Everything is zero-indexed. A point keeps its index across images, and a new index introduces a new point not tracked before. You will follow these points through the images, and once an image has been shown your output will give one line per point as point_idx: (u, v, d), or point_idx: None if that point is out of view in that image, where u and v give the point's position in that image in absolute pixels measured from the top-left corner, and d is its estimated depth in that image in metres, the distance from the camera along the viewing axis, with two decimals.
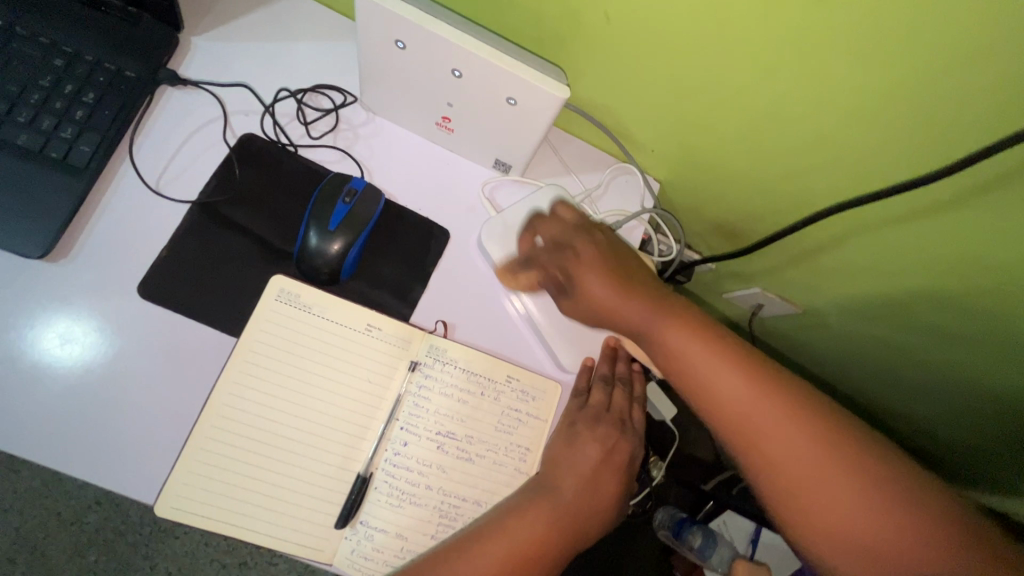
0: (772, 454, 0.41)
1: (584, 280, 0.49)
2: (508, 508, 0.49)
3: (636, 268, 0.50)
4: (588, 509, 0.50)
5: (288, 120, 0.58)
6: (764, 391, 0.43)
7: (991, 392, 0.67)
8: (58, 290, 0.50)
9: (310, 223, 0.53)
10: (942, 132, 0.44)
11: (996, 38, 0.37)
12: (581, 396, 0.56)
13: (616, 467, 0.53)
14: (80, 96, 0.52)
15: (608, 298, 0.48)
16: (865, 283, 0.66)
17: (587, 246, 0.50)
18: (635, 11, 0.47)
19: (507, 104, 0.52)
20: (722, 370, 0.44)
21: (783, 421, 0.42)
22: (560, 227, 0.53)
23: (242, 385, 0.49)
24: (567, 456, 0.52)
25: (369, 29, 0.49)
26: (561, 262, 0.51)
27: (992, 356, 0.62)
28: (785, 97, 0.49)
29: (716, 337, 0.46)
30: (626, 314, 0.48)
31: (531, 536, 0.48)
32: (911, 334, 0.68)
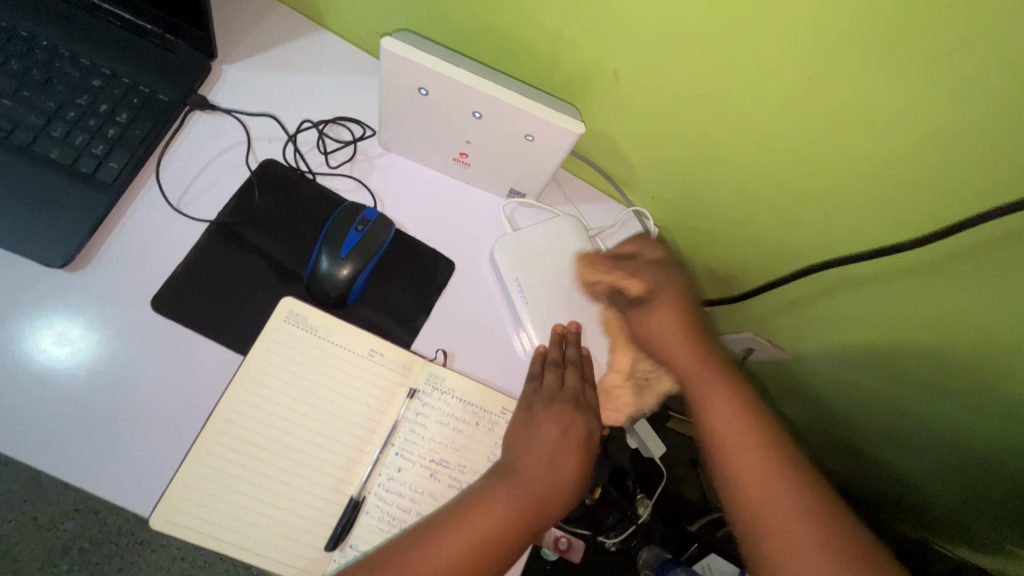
0: (774, 527, 0.43)
1: (663, 308, 0.54)
2: (466, 495, 0.48)
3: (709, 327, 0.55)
4: (549, 491, 0.49)
5: (309, 148, 0.61)
6: (782, 468, 0.46)
7: (974, 437, 0.70)
8: (74, 299, 0.52)
9: (323, 247, 0.55)
10: (926, 199, 0.48)
11: (973, 119, 0.41)
12: (535, 379, 0.56)
13: (574, 446, 0.52)
14: (113, 115, 0.55)
15: (671, 335, 0.53)
16: (852, 333, 0.69)
17: (674, 286, 0.55)
18: (648, 73, 0.51)
19: (525, 140, 0.55)
20: (747, 437, 0.48)
21: (783, 495, 0.44)
22: (663, 255, 0.58)
23: (244, 401, 0.51)
24: (528, 437, 0.52)
25: (394, 77, 0.52)
26: (646, 282, 0.55)
27: (977, 403, 0.64)
28: (780, 159, 0.53)
29: (751, 407, 0.50)
30: (684, 360, 0.52)
31: (489, 524, 0.47)
32: (898, 381, 0.71)
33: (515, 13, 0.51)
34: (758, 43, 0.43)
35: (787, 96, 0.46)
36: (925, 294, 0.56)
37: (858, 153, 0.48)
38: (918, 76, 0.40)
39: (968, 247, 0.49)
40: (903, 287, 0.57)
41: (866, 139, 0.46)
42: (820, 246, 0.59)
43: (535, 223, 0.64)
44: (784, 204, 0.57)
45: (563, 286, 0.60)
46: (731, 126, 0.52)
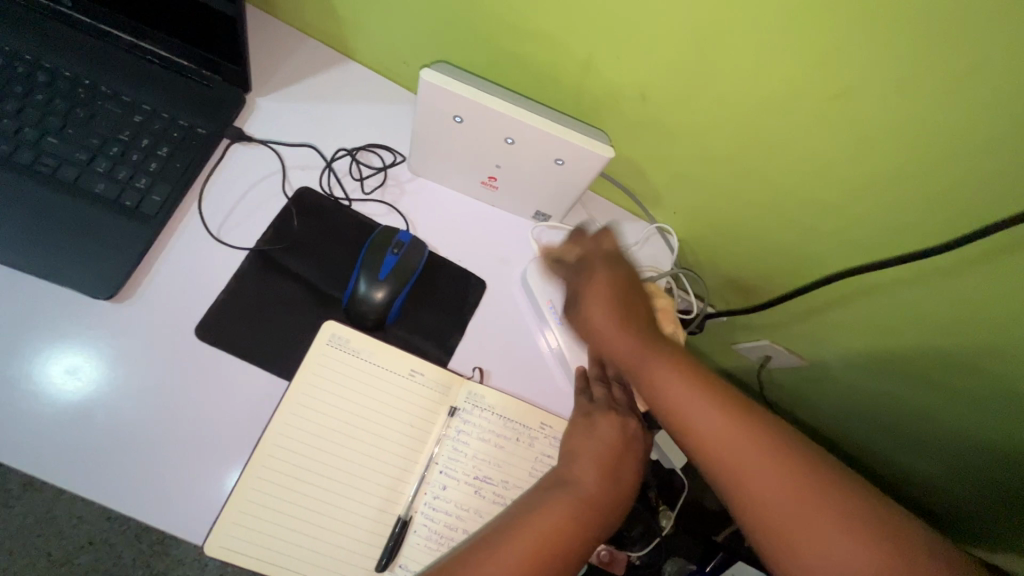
0: (745, 477, 0.44)
1: (590, 305, 0.54)
2: (530, 506, 0.49)
3: (643, 311, 0.54)
4: (612, 498, 0.51)
5: (343, 175, 0.63)
6: (740, 421, 0.46)
7: (990, 436, 0.71)
8: (118, 330, 0.53)
9: (360, 272, 0.57)
10: (951, 210, 0.50)
11: (988, 136, 0.43)
12: (584, 393, 0.58)
13: (634, 457, 0.54)
14: (155, 149, 0.56)
15: (606, 327, 0.53)
16: (871, 338, 0.71)
17: (601, 274, 0.55)
18: (675, 96, 0.53)
19: (555, 163, 0.57)
20: (705, 402, 0.47)
21: (751, 445, 0.45)
22: (589, 245, 0.58)
23: (295, 423, 0.52)
24: (589, 444, 0.54)
25: (430, 107, 0.54)
26: (579, 279, 0.57)
27: (989, 403, 0.66)
28: (801, 173, 0.55)
29: (698, 374, 0.49)
30: (620, 347, 0.52)
31: (556, 533, 0.48)
32: (915, 383, 0.73)
33: (544, 43, 0.53)
34: (785, 66, 0.46)
35: (810, 113, 0.48)
36: (944, 299, 0.58)
37: (878, 167, 0.50)
38: (944, 94, 0.42)
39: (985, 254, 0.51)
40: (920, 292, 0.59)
41: (887, 154, 0.48)
42: (841, 255, 0.61)
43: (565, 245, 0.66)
44: (803, 215, 0.59)
45: None
46: (754, 142, 0.54)
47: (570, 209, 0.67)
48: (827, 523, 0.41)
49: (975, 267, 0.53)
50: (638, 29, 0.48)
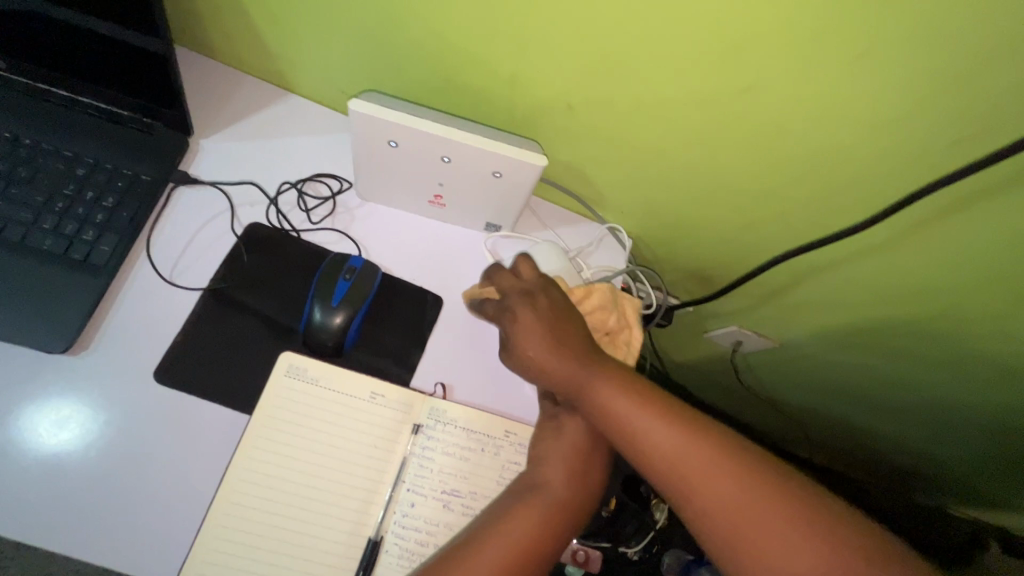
0: (692, 478, 0.45)
1: (521, 337, 0.52)
2: (498, 510, 0.50)
3: (579, 329, 0.54)
4: (580, 495, 0.52)
5: (290, 208, 0.64)
6: (679, 422, 0.47)
7: (976, 367, 0.73)
8: (77, 385, 0.53)
9: (314, 301, 0.58)
10: (878, 181, 0.52)
11: (891, 109, 0.45)
12: (548, 396, 0.59)
13: (601, 453, 0.55)
14: (100, 201, 0.57)
15: (544, 356, 0.51)
16: (833, 300, 0.74)
17: (524, 311, 0.53)
18: (603, 102, 0.54)
19: (493, 177, 0.58)
20: (648, 411, 0.48)
21: (690, 446, 0.45)
22: (530, 270, 0.57)
23: (261, 454, 0.52)
24: (557, 445, 0.54)
25: (365, 135, 0.56)
26: (515, 306, 0.54)
27: (962, 333, 0.69)
28: (730, 162, 0.56)
29: (637, 385, 0.50)
30: (561, 372, 0.51)
31: (527, 535, 0.48)
32: (886, 335, 0.76)
33: (468, 62, 0.55)
34: (695, 62, 0.47)
35: (727, 105, 0.50)
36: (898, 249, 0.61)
37: (800, 148, 0.52)
38: (844, 77, 0.44)
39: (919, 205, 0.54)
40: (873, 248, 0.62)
41: (805, 135, 0.50)
42: (785, 234, 0.63)
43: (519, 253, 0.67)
44: (743, 200, 0.61)
45: None
46: (682, 138, 0.56)
47: (520, 217, 0.68)
48: (768, 511, 0.42)
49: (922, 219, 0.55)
50: (553, 41, 0.50)
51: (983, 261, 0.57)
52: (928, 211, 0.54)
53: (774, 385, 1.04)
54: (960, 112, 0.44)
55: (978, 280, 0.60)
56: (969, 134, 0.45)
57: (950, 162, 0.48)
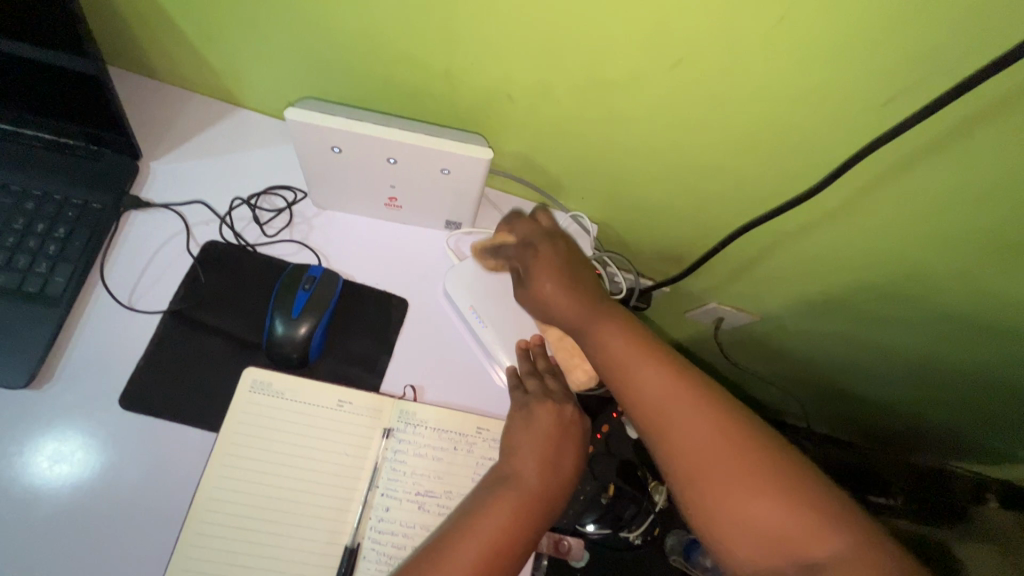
0: (670, 427, 0.45)
1: (538, 276, 0.52)
2: (470, 506, 0.50)
3: (587, 273, 0.53)
4: (554, 487, 0.52)
5: (245, 224, 0.63)
6: (675, 376, 0.47)
7: (955, 322, 0.73)
8: (42, 418, 0.53)
9: (275, 313, 0.57)
10: (825, 144, 0.51)
11: (822, 73, 0.45)
12: (518, 388, 0.59)
13: (572, 443, 0.55)
14: (52, 232, 0.57)
15: (558, 294, 0.51)
16: (803, 269, 0.73)
17: (548, 248, 0.53)
18: (542, 89, 0.54)
19: (443, 175, 0.58)
20: (649, 360, 0.48)
21: (681, 397, 0.46)
22: (533, 229, 0.56)
23: (231, 473, 0.52)
24: (528, 437, 0.54)
25: (308, 143, 0.55)
26: (523, 259, 0.55)
27: (934, 291, 0.68)
28: (678, 139, 0.56)
29: (642, 336, 0.50)
30: (570, 311, 0.51)
31: (499, 530, 0.48)
32: (860, 300, 0.76)
33: (403, 62, 0.54)
34: (624, 42, 0.47)
35: (664, 83, 0.50)
36: (858, 214, 0.60)
37: (743, 119, 0.51)
38: (772, 45, 0.44)
39: (868, 168, 0.53)
40: (832, 216, 0.61)
41: (745, 105, 0.50)
42: (744, 206, 0.63)
43: None
44: (697, 176, 0.60)
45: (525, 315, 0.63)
46: (626, 119, 0.55)
47: (478, 211, 0.68)
48: (741, 470, 0.42)
49: (876, 182, 0.55)
50: (481, 34, 0.49)
51: (942, 216, 0.57)
52: (881, 170, 0.53)
53: (761, 359, 1.04)
54: (892, 68, 0.43)
55: (941, 235, 0.59)
56: (904, 90, 0.44)
57: (893, 117, 0.47)
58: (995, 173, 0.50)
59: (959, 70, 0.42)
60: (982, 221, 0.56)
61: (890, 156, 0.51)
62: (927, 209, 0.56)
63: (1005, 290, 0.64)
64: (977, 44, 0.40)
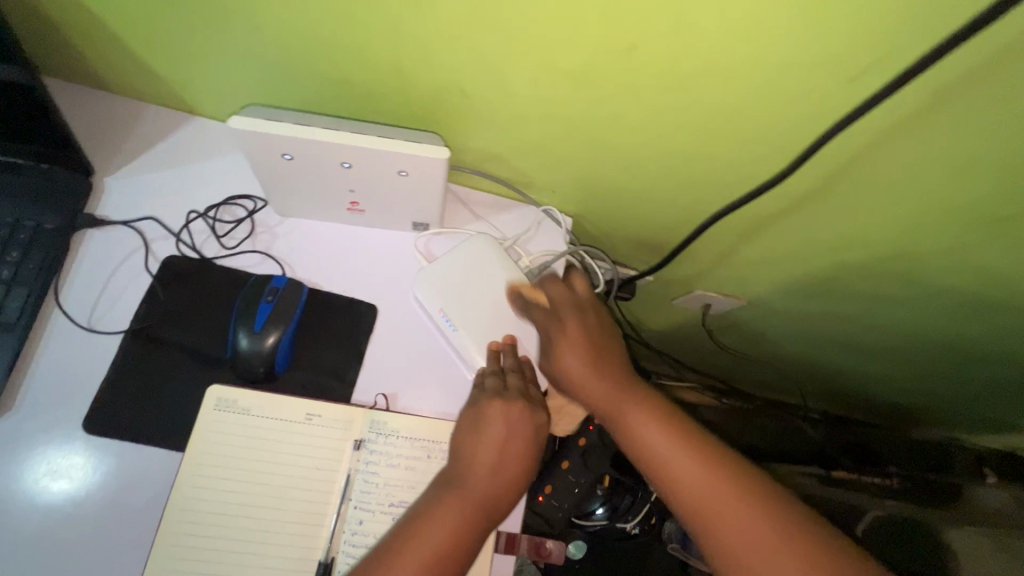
0: (731, 536, 0.46)
1: (564, 352, 0.58)
2: (418, 512, 0.49)
3: (613, 353, 0.59)
4: (498, 492, 0.50)
5: (204, 236, 0.62)
6: (721, 473, 0.49)
7: (945, 298, 0.71)
8: (7, 448, 0.52)
9: (238, 326, 0.56)
10: (793, 125, 0.49)
11: (782, 52, 0.42)
12: (477, 385, 0.57)
13: (523, 444, 0.53)
14: (4, 256, 0.56)
15: (579, 369, 0.57)
16: (785, 253, 0.71)
17: (574, 321, 0.59)
18: (496, 82, 0.51)
19: (401, 176, 0.56)
20: (692, 458, 0.50)
21: (735, 500, 0.47)
22: (563, 292, 0.61)
23: (194, 493, 0.51)
24: (476, 440, 0.52)
25: (258, 150, 0.53)
26: (550, 326, 0.60)
27: (920, 268, 0.66)
28: (642, 126, 0.54)
29: (682, 428, 0.53)
30: (593, 389, 0.56)
31: (442, 540, 0.47)
32: (847, 280, 0.74)
33: (350, 61, 0.52)
34: (574, 29, 0.44)
35: (620, 69, 0.47)
36: (836, 195, 0.58)
37: (706, 103, 0.49)
38: (727, 23, 0.41)
39: (838, 149, 0.51)
40: (812, 198, 0.59)
41: (706, 89, 0.47)
42: (717, 191, 0.61)
43: (450, 249, 0.65)
44: (666, 163, 0.58)
45: (500, 317, 0.61)
46: (586, 108, 0.53)
47: (446, 210, 0.66)
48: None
49: (848, 162, 0.53)
50: (426, 28, 0.47)
51: (921, 192, 0.55)
52: (854, 147, 0.51)
53: (752, 343, 1.03)
54: (855, 43, 0.41)
55: (922, 211, 0.57)
56: (868, 64, 0.42)
57: (859, 93, 0.45)
58: (971, 145, 0.48)
59: (923, 40, 0.40)
60: (964, 194, 0.54)
61: (862, 134, 0.49)
62: (904, 186, 0.54)
63: (992, 263, 0.62)
64: (941, 12, 0.38)
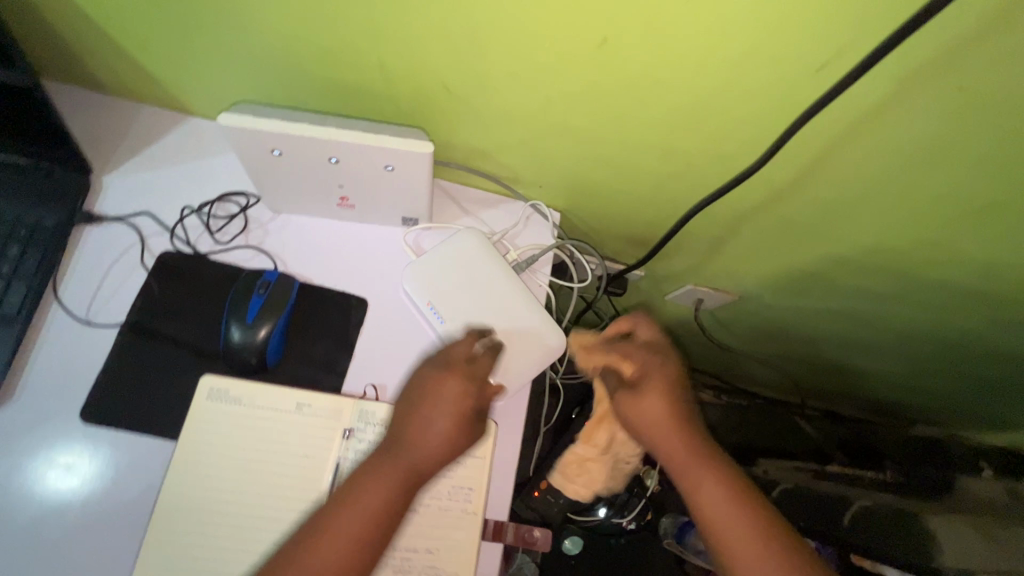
0: None
1: (647, 393, 0.56)
2: (349, 481, 0.48)
3: (695, 410, 0.57)
4: (423, 460, 0.49)
5: (198, 233, 0.64)
6: (779, 552, 0.46)
7: (932, 290, 0.71)
8: (6, 437, 0.54)
9: (230, 319, 0.57)
10: (766, 116, 0.50)
11: (749, 44, 0.43)
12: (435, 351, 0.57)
13: (456, 411, 0.51)
14: (5, 251, 0.57)
15: (658, 416, 0.54)
16: (771, 246, 0.72)
17: (665, 370, 0.57)
18: (476, 79, 0.53)
19: (387, 171, 0.57)
20: (750, 528, 0.48)
21: None
22: (652, 340, 0.60)
23: (186, 480, 0.53)
24: (412, 406, 0.52)
25: (248, 147, 0.55)
26: (637, 368, 0.58)
27: (905, 259, 0.67)
28: (621, 120, 0.55)
29: (748, 495, 0.50)
30: (666, 436, 0.54)
31: (362, 510, 0.46)
32: (834, 273, 0.74)
33: (335, 59, 0.54)
34: (547, 25, 0.46)
35: (595, 63, 0.49)
36: (816, 186, 0.59)
37: (680, 95, 0.50)
38: (694, 16, 0.42)
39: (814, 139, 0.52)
40: (793, 189, 0.60)
41: (679, 81, 0.48)
42: (699, 183, 0.61)
43: (439, 243, 0.66)
44: (647, 156, 0.59)
45: (487, 308, 0.62)
46: (565, 103, 0.54)
47: (435, 205, 0.67)
48: None
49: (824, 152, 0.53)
50: (406, 26, 0.49)
51: (900, 182, 0.55)
52: (830, 138, 0.52)
53: (745, 338, 1.03)
54: (818, 34, 0.42)
55: (902, 201, 0.58)
56: (835, 55, 0.43)
57: (829, 84, 0.45)
58: (944, 134, 0.49)
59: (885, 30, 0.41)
60: (942, 184, 0.54)
61: (836, 125, 0.50)
62: (882, 176, 0.55)
63: (975, 252, 0.62)
64: (904, 4, 0.38)
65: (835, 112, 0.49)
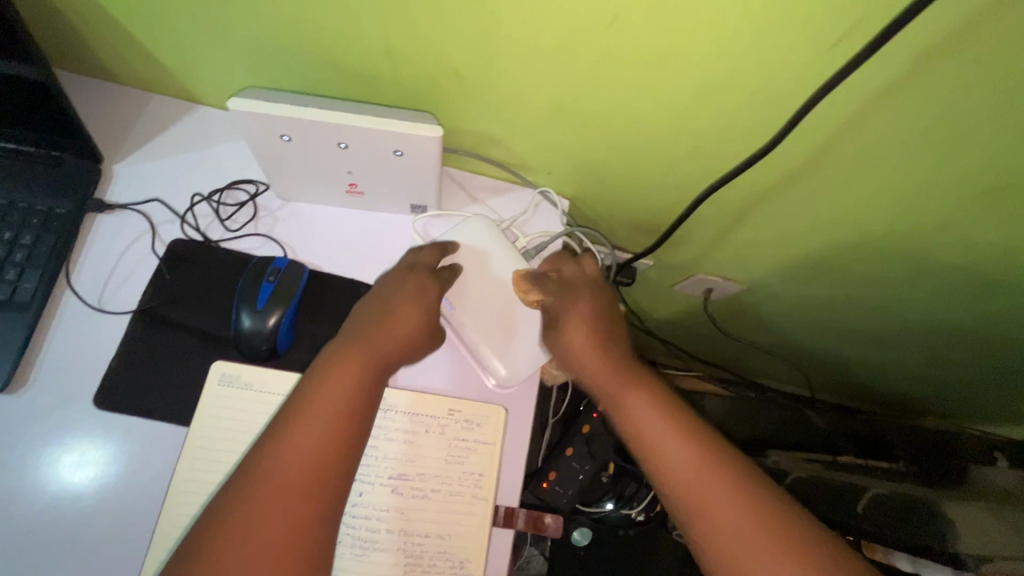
0: (715, 523, 0.43)
1: (571, 325, 0.57)
2: (281, 413, 0.46)
3: (619, 334, 0.58)
4: (349, 390, 0.48)
5: (208, 220, 0.64)
6: (716, 464, 0.46)
7: (946, 277, 0.70)
8: (20, 422, 0.54)
9: (241, 307, 0.57)
10: (778, 98, 0.49)
11: (761, 22, 0.43)
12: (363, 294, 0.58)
13: (385, 341, 0.52)
14: (18, 239, 0.58)
15: (583, 347, 0.55)
16: (782, 232, 0.71)
17: (590, 300, 0.59)
18: (484, 63, 0.52)
19: (395, 156, 0.57)
20: (684, 443, 0.47)
21: (732, 492, 0.44)
22: (583, 274, 0.61)
23: (199, 464, 0.53)
24: (336, 343, 0.52)
25: (256, 132, 0.55)
26: (564, 299, 0.59)
27: (920, 245, 0.66)
28: (630, 103, 0.54)
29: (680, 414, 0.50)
30: (597, 367, 0.54)
31: (297, 444, 0.44)
32: (846, 260, 0.73)
33: (342, 45, 0.53)
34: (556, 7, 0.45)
35: (604, 46, 0.48)
36: (829, 170, 0.58)
37: (690, 77, 0.49)
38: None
39: (827, 121, 0.51)
40: (805, 173, 0.59)
41: (689, 63, 0.48)
42: (709, 168, 0.61)
43: (448, 230, 0.66)
44: (657, 140, 0.59)
45: (497, 295, 0.62)
46: (574, 87, 0.54)
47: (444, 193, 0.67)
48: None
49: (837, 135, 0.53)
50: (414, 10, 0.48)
51: (915, 165, 0.54)
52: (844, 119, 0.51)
53: (755, 328, 1.02)
54: (832, 12, 0.41)
55: (917, 185, 0.57)
56: (849, 32, 0.42)
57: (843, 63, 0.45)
58: (962, 115, 0.48)
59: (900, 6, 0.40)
60: (958, 166, 0.53)
61: (850, 106, 0.49)
62: (897, 158, 0.54)
63: (991, 238, 0.61)
64: None
65: (849, 92, 0.48)
